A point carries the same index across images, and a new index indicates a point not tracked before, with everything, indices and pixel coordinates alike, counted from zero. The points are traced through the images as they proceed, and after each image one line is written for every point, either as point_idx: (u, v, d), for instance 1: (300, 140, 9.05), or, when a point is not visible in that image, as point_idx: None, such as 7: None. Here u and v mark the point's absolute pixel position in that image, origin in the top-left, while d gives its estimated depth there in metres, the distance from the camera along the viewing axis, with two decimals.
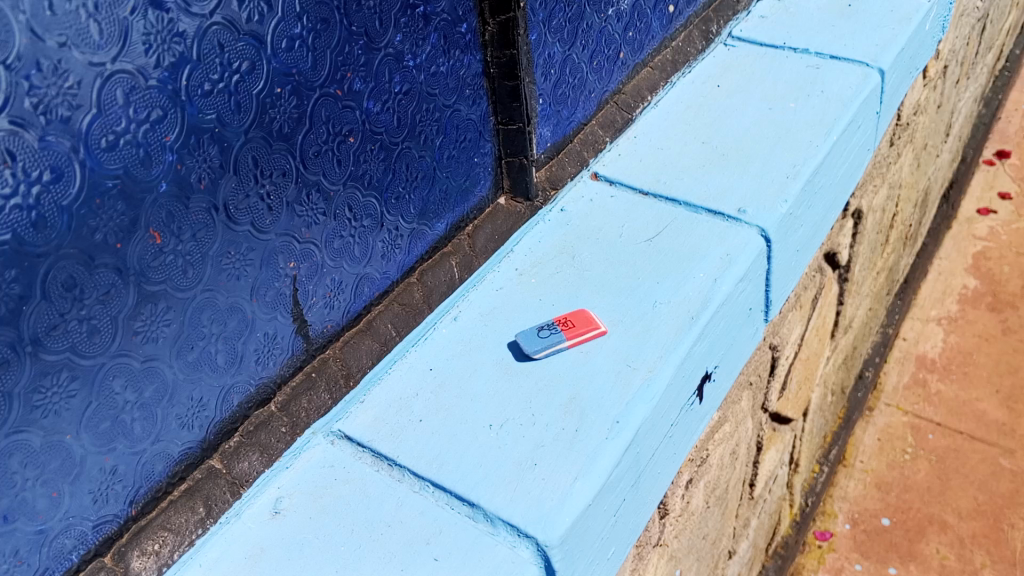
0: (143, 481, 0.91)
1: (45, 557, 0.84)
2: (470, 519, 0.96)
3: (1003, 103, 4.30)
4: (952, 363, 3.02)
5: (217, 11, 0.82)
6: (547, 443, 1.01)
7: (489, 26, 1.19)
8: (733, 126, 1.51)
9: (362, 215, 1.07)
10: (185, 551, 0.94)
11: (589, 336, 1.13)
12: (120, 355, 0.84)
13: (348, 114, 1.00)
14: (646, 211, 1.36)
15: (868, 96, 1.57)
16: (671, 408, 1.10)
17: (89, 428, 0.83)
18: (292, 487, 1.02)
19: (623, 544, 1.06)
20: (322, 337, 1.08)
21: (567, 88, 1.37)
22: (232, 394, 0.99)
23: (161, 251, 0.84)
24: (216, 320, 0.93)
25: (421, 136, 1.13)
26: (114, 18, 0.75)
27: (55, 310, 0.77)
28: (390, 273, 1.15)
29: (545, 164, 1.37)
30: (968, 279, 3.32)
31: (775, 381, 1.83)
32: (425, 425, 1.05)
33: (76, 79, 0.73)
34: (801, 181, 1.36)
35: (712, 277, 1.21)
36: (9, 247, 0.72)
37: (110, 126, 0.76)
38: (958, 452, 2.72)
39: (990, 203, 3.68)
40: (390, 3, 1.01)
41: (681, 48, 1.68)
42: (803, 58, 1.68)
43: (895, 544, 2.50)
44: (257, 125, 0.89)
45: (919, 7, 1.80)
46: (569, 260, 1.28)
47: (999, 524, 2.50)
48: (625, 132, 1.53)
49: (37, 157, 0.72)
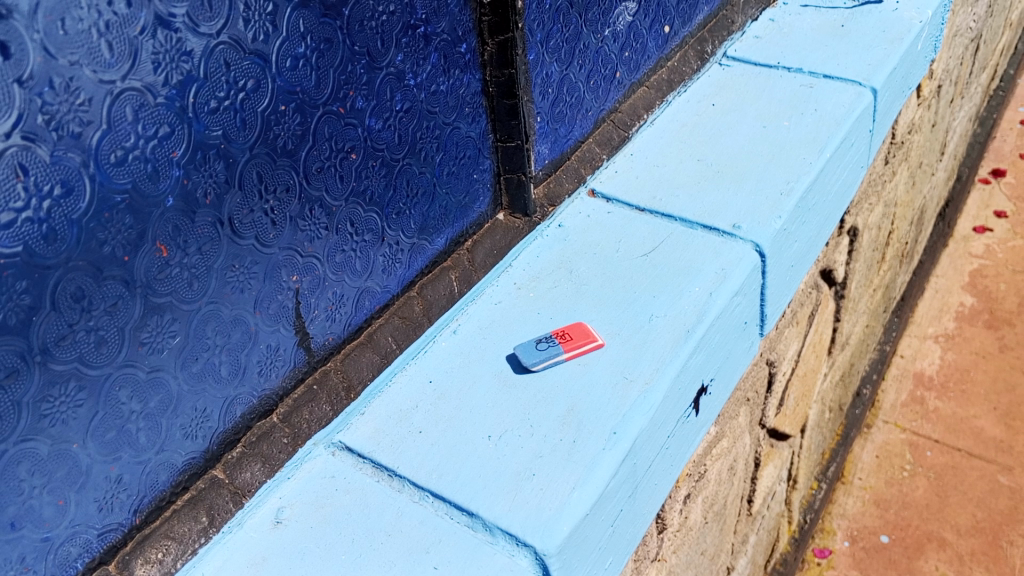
0: (147, 491, 0.93)
1: (51, 564, 0.85)
2: (470, 529, 0.97)
3: (999, 122, 4.35)
4: (950, 380, 3.03)
5: (223, 31, 0.85)
6: (545, 454, 1.02)
7: (487, 46, 1.22)
8: (728, 144, 1.54)
9: (364, 230, 1.09)
10: (187, 559, 0.96)
11: (586, 349, 1.15)
12: (127, 365, 0.86)
13: (351, 131, 1.02)
14: (642, 227, 1.38)
15: (861, 114, 1.60)
16: (668, 419, 1.12)
17: (95, 437, 0.85)
18: (293, 497, 1.03)
19: (620, 555, 1.07)
20: (323, 350, 1.10)
21: (565, 107, 1.40)
22: (235, 404, 1.00)
23: (167, 264, 0.86)
24: (220, 332, 0.95)
25: (421, 153, 1.15)
26: (124, 38, 0.77)
27: (64, 321, 0.79)
28: (391, 287, 1.17)
29: (542, 181, 1.40)
30: (965, 296, 3.35)
31: (773, 397, 1.85)
32: (425, 436, 1.07)
33: (87, 96, 0.75)
34: (795, 197, 1.38)
35: (707, 291, 1.23)
36: (21, 258, 0.74)
37: (119, 142, 0.78)
38: (956, 469, 2.73)
39: (986, 221, 3.72)
40: (392, 24, 1.04)
41: (676, 67, 1.71)
42: (797, 77, 1.71)
43: (895, 561, 2.50)
44: (262, 142, 0.91)
45: (910, 28, 1.83)
46: (567, 274, 1.30)
47: (998, 541, 2.50)
48: (621, 149, 1.56)
49: (49, 172, 0.74)
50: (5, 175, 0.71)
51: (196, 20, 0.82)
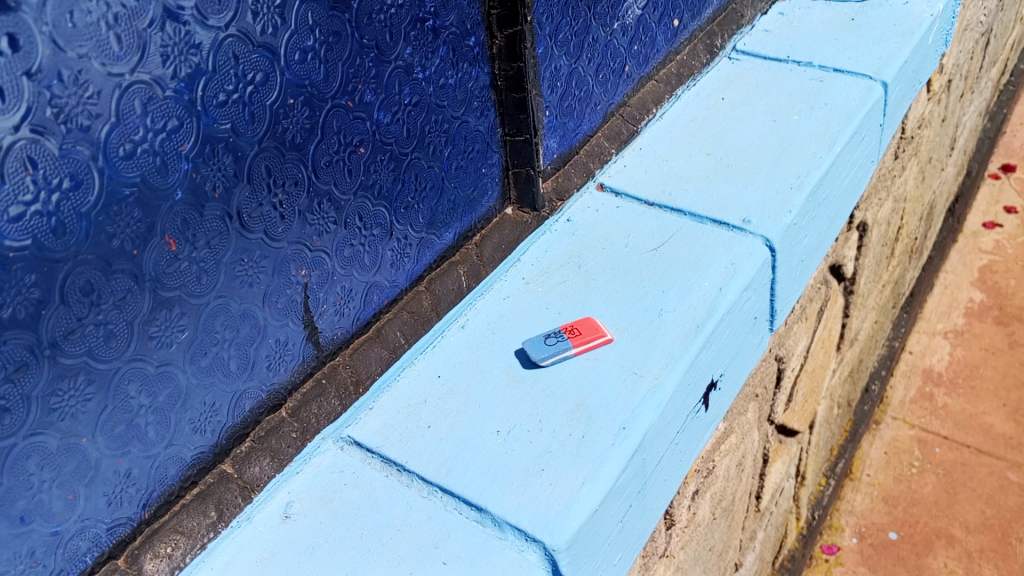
0: (156, 485, 0.93)
1: (61, 558, 0.85)
2: (478, 524, 0.97)
3: (1009, 117, 4.32)
4: (959, 376, 3.01)
5: (232, 24, 0.84)
6: (554, 449, 1.02)
7: (496, 39, 1.21)
8: (738, 138, 1.53)
9: (372, 224, 1.09)
10: (196, 554, 0.96)
11: (595, 344, 1.15)
12: (135, 359, 0.86)
13: (359, 125, 1.02)
14: (651, 221, 1.37)
15: (871, 107, 1.58)
16: (677, 415, 1.12)
17: (104, 432, 0.85)
18: (302, 491, 1.03)
19: (629, 551, 1.07)
20: (332, 344, 1.10)
21: (573, 100, 1.39)
22: (244, 399, 1.00)
23: (176, 258, 0.86)
24: (229, 326, 0.94)
25: (430, 147, 1.15)
26: (133, 30, 0.76)
27: (72, 315, 0.78)
28: (399, 281, 1.17)
29: (551, 176, 1.39)
30: (974, 292, 3.33)
31: (781, 394, 1.84)
32: (434, 431, 1.07)
33: (96, 89, 0.75)
34: (805, 192, 1.37)
35: (717, 286, 1.22)
36: (30, 252, 0.74)
37: (128, 135, 0.78)
38: (965, 466, 2.72)
39: (996, 217, 3.69)
40: (401, 17, 1.03)
41: (685, 61, 1.70)
42: (807, 71, 1.70)
43: (903, 558, 2.49)
44: (271, 135, 0.91)
45: (921, 21, 1.82)
46: (576, 269, 1.29)
47: (1007, 538, 2.49)
48: (630, 144, 1.55)
49: (58, 165, 0.74)
50: (13, 169, 0.71)
51: (204, 13, 0.81)
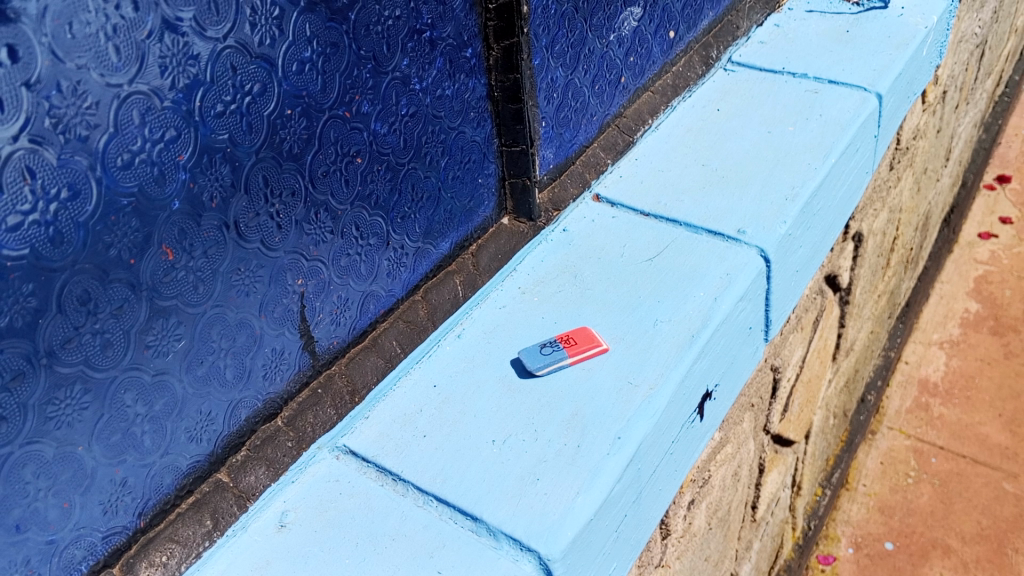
0: (152, 493, 0.93)
1: (56, 567, 0.85)
2: (473, 534, 0.97)
3: (1004, 129, 4.34)
4: (954, 387, 3.02)
5: (230, 35, 0.85)
6: (549, 458, 1.02)
7: (493, 51, 1.22)
8: (733, 148, 1.54)
9: (369, 234, 1.10)
10: (192, 562, 0.96)
11: (590, 353, 1.15)
12: (132, 368, 0.86)
13: (357, 135, 1.02)
14: (646, 231, 1.38)
15: (866, 119, 1.59)
16: (671, 425, 1.12)
17: (100, 440, 0.85)
18: (298, 501, 1.03)
19: (625, 559, 1.07)
20: (328, 353, 1.10)
21: (570, 111, 1.40)
22: (240, 408, 1.00)
23: (173, 267, 0.86)
24: (226, 335, 0.95)
25: (427, 157, 1.15)
26: (131, 42, 0.77)
27: (69, 324, 0.79)
28: (396, 290, 1.18)
29: (547, 186, 1.40)
30: (970, 302, 3.34)
31: (778, 403, 1.84)
32: (429, 441, 1.07)
33: (94, 99, 0.75)
34: (800, 203, 1.38)
35: (712, 295, 1.23)
36: (28, 261, 0.74)
37: (126, 145, 0.78)
38: (961, 476, 2.72)
39: (991, 227, 3.71)
40: (399, 28, 1.04)
41: (681, 73, 1.71)
42: (802, 82, 1.71)
43: (899, 568, 2.49)
44: (268, 145, 0.92)
45: (915, 33, 1.83)
46: (571, 279, 1.30)
47: (1004, 548, 2.49)
48: (626, 154, 1.56)
49: (56, 175, 0.74)
50: (12, 179, 0.71)
51: (203, 24, 0.82)
